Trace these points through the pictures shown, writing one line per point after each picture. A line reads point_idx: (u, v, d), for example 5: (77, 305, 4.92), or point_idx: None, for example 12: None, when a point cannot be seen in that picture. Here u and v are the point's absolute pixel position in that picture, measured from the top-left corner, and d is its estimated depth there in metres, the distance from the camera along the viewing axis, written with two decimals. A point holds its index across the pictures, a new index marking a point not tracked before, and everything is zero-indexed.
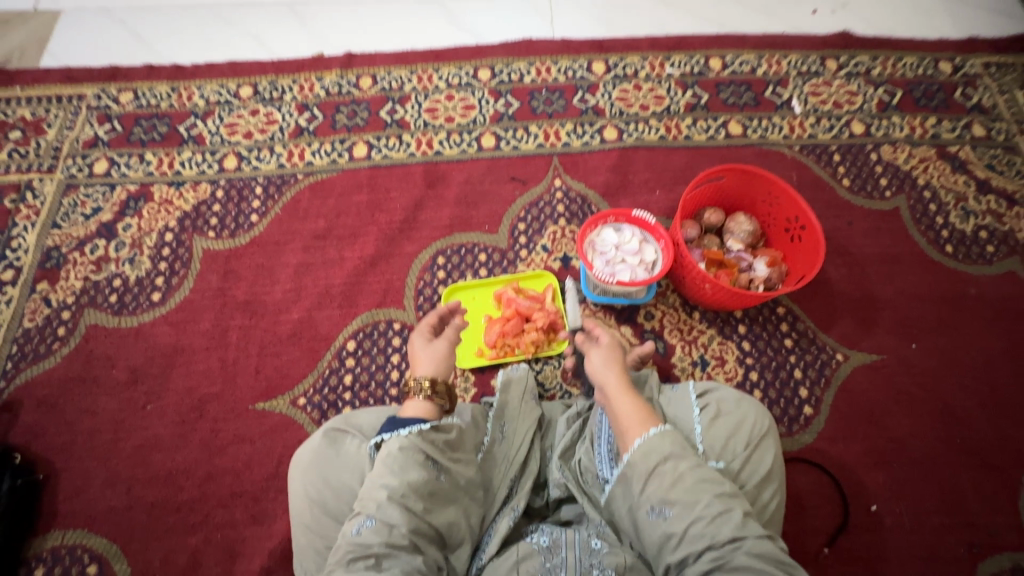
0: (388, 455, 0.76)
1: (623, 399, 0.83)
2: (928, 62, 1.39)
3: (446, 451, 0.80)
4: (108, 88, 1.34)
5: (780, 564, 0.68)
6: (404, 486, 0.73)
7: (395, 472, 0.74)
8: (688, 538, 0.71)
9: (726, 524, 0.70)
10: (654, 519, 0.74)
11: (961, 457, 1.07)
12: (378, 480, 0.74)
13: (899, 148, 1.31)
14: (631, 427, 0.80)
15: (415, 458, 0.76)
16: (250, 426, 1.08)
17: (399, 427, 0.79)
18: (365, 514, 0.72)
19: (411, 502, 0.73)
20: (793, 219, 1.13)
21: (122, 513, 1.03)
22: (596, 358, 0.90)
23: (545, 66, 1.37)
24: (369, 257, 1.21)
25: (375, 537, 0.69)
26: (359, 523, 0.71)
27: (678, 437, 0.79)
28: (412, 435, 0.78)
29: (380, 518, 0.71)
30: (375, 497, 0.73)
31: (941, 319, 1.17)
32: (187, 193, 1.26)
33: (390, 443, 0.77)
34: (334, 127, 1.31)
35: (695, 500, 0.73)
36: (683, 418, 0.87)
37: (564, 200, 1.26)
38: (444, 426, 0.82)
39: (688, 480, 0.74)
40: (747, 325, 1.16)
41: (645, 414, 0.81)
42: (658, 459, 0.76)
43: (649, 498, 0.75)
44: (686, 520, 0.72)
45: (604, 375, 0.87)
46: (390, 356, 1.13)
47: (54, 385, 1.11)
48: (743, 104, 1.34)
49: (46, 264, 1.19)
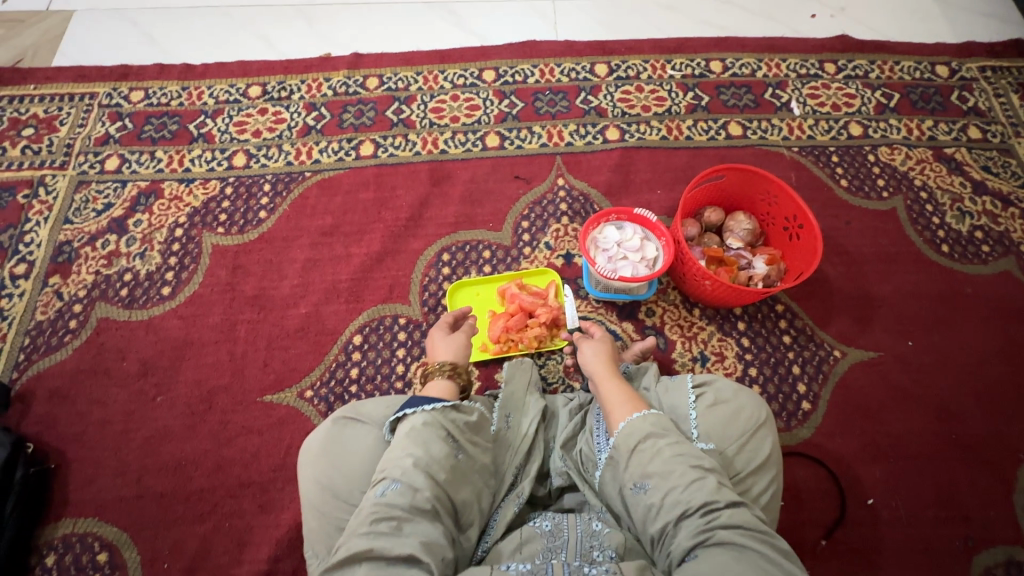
0: (414, 428, 0.80)
1: (612, 384, 0.92)
2: (925, 66, 1.41)
3: (467, 432, 0.84)
4: (119, 87, 1.37)
5: (755, 532, 0.71)
6: (428, 457, 0.77)
7: (420, 443, 0.78)
8: (666, 506, 0.76)
9: (700, 491, 0.75)
10: (636, 494, 0.79)
11: (956, 451, 1.09)
12: (404, 450, 0.78)
13: (896, 149, 1.33)
14: (619, 406, 0.87)
15: (438, 433, 0.81)
16: (258, 418, 1.10)
17: (422, 404, 0.83)
18: (390, 478, 0.75)
19: (435, 472, 0.76)
20: (791, 218, 1.15)
21: (132, 502, 1.05)
22: (587, 350, 1.00)
23: (548, 67, 1.40)
24: (375, 253, 1.23)
25: (401, 499, 0.72)
26: (383, 486, 0.74)
27: (663, 419, 0.85)
28: (435, 411, 0.83)
29: (405, 482, 0.74)
30: (400, 464, 0.76)
31: (938, 317, 1.19)
32: (197, 190, 1.28)
33: (414, 417, 0.82)
34: (341, 127, 1.34)
35: (672, 471, 0.78)
36: (678, 405, 0.89)
37: (567, 199, 1.28)
38: (464, 409, 0.86)
39: (665, 455, 0.80)
40: (747, 322, 1.18)
41: (633, 396, 0.89)
42: (638, 437, 0.82)
43: (631, 474, 0.81)
44: (664, 490, 0.77)
45: (595, 365, 0.97)
46: (395, 351, 1.15)
47: (65, 376, 1.13)
48: (743, 105, 1.37)
49: (58, 259, 1.22)
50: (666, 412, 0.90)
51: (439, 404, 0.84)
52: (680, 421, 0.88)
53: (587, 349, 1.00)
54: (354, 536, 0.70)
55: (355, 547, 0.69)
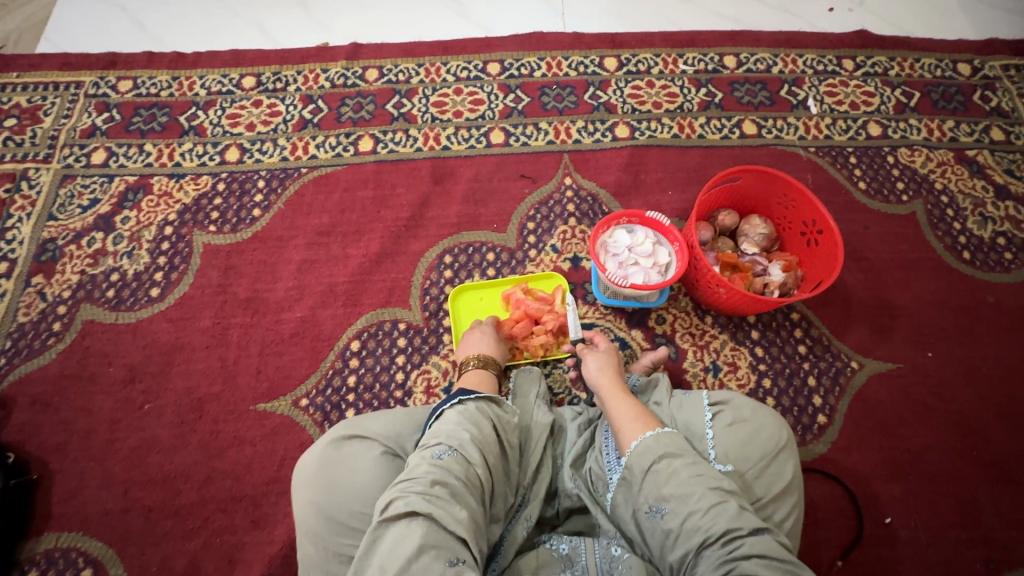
0: (467, 410, 0.80)
1: (621, 402, 0.87)
2: (946, 63, 1.36)
3: (509, 426, 0.84)
4: (107, 76, 1.30)
5: (783, 564, 0.67)
6: (481, 437, 0.77)
7: (475, 422, 0.78)
8: (685, 532, 0.72)
9: (720, 516, 0.71)
10: (652, 518, 0.75)
11: (977, 469, 1.05)
12: (459, 425, 0.77)
13: (916, 151, 1.28)
14: (631, 426, 0.83)
15: (488, 420, 0.80)
16: (251, 428, 1.06)
17: (471, 392, 0.84)
18: (446, 445, 0.74)
19: (486, 453, 0.76)
20: (810, 224, 1.10)
21: (119, 516, 1.01)
22: (593, 362, 0.96)
23: (556, 60, 1.34)
24: (374, 255, 1.18)
25: (457, 468, 0.71)
26: (439, 450, 0.73)
27: (677, 437, 0.80)
28: (483, 401, 0.83)
29: (461, 451, 0.73)
30: (457, 436, 0.75)
31: (958, 327, 1.15)
32: (188, 186, 1.22)
33: (466, 402, 0.82)
34: (339, 120, 1.28)
35: (690, 494, 0.73)
36: (695, 425, 0.85)
37: (574, 199, 1.23)
38: (506, 408, 0.86)
39: (682, 476, 0.75)
40: (761, 331, 1.14)
41: (643, 414, 0.84)
42: (653, 457, 0.78)
43: (647, 497, 0.76)
44: (682, 515, 0.73)
45: (601, 378, 0.93)
46: (395, 357, 1.11)
47: (48, 382, 1.08)
48: (758, 103, 1.31)
49: (41, 257, 1.16)
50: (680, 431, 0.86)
51: (485, 394, 0.85)
52: (695, 440, 0.84)
53: (592, 361, 0.96)
54: (410, 491, 0.68)
55: (412, 502, 0.66)
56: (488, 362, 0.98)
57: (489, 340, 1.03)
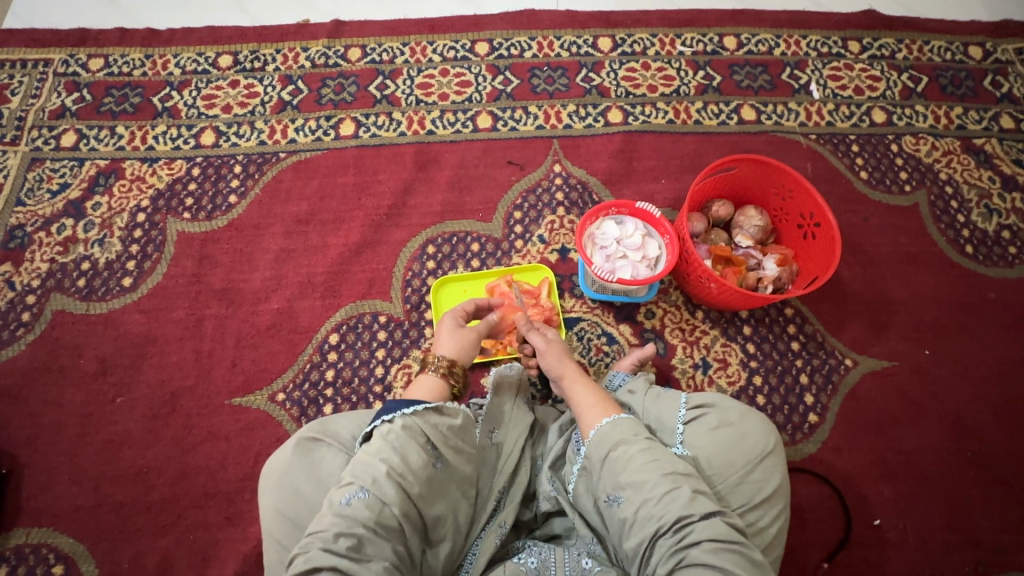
0: (391, 432, 0.74)
1: (584, 388, 0.86)
2: (957, 46, 1.29)
3: (449, 437, 0.77)
4: (76, 53, 1.24)
5: (732, 545, 0.67)
6: (404, 466, 0.71)
7: (397, 450, 0.72)
8: (639, 521, 0.71)
9: (672, 503, 0.70)
10: (610, 506, 0.74)
11: (971, 470, 1.03)
12: (377, 454, 0.71)
13: (922, 139, 1.23)
14: (591, 412, 0.81)
15: (417, 440, 0.74)
16: (226, 423, 1.03)
17: (403, 405, 0.77)
18: (357, 486, 0.68)
19: (408, 484, 0.70)
20: (808, 216, 1.06)
21: (90, 512, 0.99)
22: (549, 350, 0.92)
23: (547, 40, 1.28)
24: (354, 244, 1.14)
25: (366, 513, 0.66)
26: (349, 493, 0.68)
27: (636, 423, 0.78)
28: (415, 416, 0.76)
29: (374, 492, 0.68)
30: (371, 471, 0.70)
31: (958, 324, 1.11)
32: (161, 170, 1.18)
33: (395, 421, 0.75)
34: (319, 103, 1.23)
35: (644, 482, 0.72)
36: (669, 420, 0.83)
37: (563, 187, 1.18)
38: (447, 412, 0.79)
39: (638, 463, 0.73)
40: (753, 327, 1.10)
41: (604, 399, 0.83)
42: (610, 445, 0.76)
43: (605, 485, 0.75)
44: (637, 503, 0.71)
45: (561, 368, 0.90)
46: (374, 351, 1.07)
47: (18, 374, 1.05)
48: (758, 87, 1.25)
49: (9, 244, 1.12)
50: (652, 425, 0.84)
51: (426, 403, 0.78)
52: (666, 432, 0.83)
53: (546, 349, 0.92)
54: (312, 547, 0.64)
55: (312, 559, 0.63)
56: (454, 370, 0.88)
57: (464, 339, 0.93)
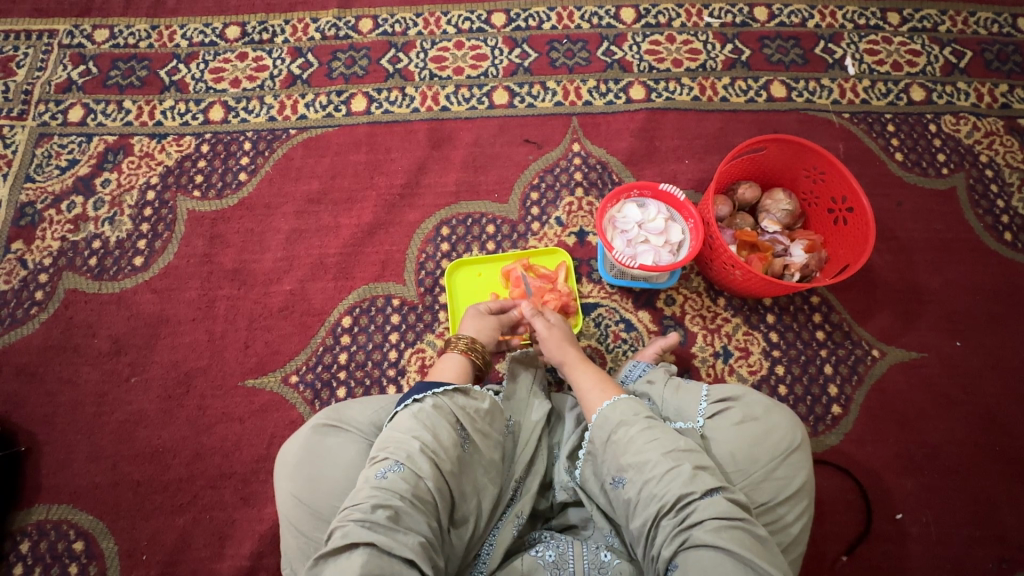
0: (423, 411, 0.74)
1: (584, 372, 0.85)
2: (1005, 18, 1.22)
3: (477, 420, 0.77)
4: (81, 24, 1.21)
5: (736, 522, 0.65)
6: (437, 443, 0.71)
7: (428, 427, 0.72)
8: (642, 501, 0.69)
9: (673, 481, 0.68)
10: (615, 488, 0.73)
11: (998, 466, 1.00)
12: (410, 432, 0.72)
13: (963, 118, 1.16)
14: (591, 396, 0.81)
15: (448, 419, 0.75)
16: (239, 405, 1.03)
17: (433, 386, 0.78)
18: (393, 460, 0.69)
19: (442, 461, 0.70)
20: (839, 200, 1.02)
21: (108, 490, 0.99)
22: (548, 335, 0.91)
23: (567, 11, 1.21)
24: (366, 225, 1.11)
25: (403, 486, 0.66)
26: (385, 467, 0.68)
27: (637, 403, 0.77)
28: (443, 396, 0.77)
29: (409, 466, 0.68)
30: (406, 446, 0.70)
31: (991, 315, 1.07)
32: (170, 147, 1.15)
33: (425, 402, 0.76)
34: (330, 77, 1.18)
35: (646, 461, 0.70)
36: (689, 411, 0.81)
37: (582, 166, 1.14)
38: (475, 395, 0.79)
39: (638, 443, 0.72)
40: (777, 314, 1.06)
41: (604, 381, 0.83)
42: (611, 428, 0.75)
43: (609, 468, 0.74)
44: (640, 484, 0.70)
45: (562, 354, 0.89)
46: (387, 335, 1.05)
47: (33, 352, 1.05)
48: (790, 62, 1.19)
49: (20, 222, 1.11)
50: (671, 417, 0.82)
51: (452, 385, 0.79)
52: (684, 424, 0.80)
53: (547, 335, 0.90)
54: (350, 519, 0.64)
55: (351, 532, 0.62)
56: (477, 348, 0.89)
57: (488, 324, 0.95)
